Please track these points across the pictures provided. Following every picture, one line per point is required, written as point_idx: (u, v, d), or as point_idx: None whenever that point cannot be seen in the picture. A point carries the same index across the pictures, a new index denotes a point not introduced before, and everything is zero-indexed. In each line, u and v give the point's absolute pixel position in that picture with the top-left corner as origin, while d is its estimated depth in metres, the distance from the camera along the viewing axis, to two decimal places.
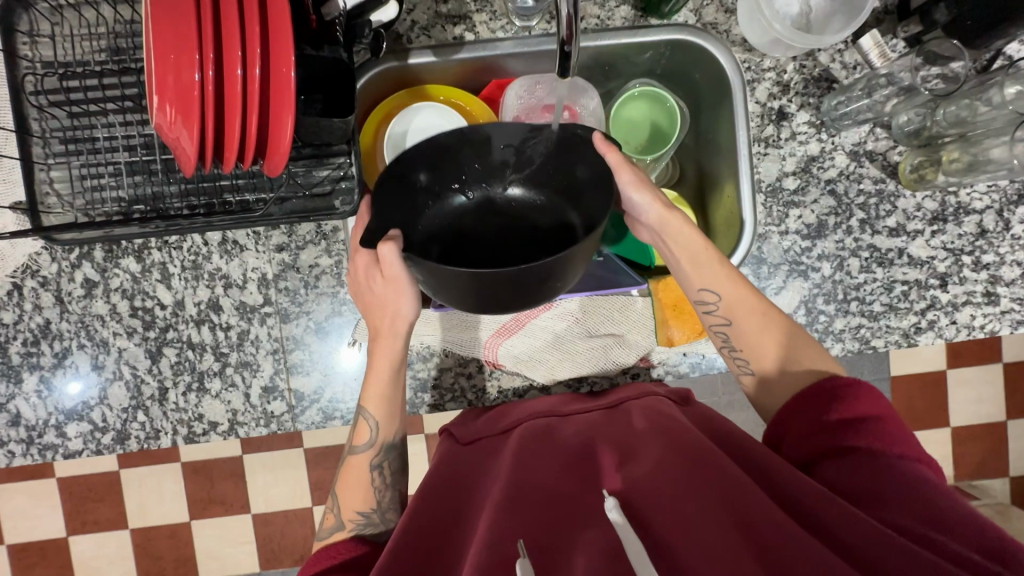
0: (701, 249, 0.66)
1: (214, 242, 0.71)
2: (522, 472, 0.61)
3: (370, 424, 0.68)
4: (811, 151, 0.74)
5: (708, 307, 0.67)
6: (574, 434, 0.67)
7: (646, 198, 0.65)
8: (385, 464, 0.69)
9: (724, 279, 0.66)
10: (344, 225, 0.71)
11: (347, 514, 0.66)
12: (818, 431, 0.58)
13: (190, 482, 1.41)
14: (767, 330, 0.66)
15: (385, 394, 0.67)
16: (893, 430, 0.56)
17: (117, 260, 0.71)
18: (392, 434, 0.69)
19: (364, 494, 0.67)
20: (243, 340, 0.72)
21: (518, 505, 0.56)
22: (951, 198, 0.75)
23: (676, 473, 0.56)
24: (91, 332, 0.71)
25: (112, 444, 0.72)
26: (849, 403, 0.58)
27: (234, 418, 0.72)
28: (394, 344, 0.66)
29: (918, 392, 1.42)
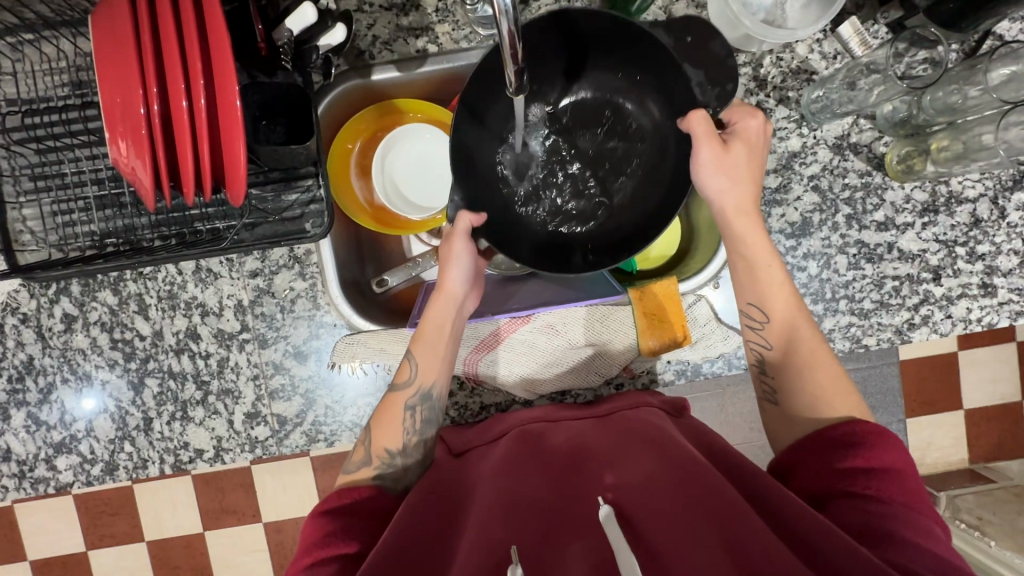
0: (751, 253, 0.65)
1: (188, 271, 0.71)
2: (511, 481, 0.59)
3: (412, 364, 0.67)
4: (792, 147, 0.72)
5: (754, 321, 0.65)
6: (566, 440, 0.66)
7: (721, 185, 0.64)
8: (419, 408, 0.67)
9: (772, 296, 0.64)
10: (316, 248, 0.70)
11: (375, 450, 0.65)
12: (835, 472, 0.55)
13: (199, 495, 1.43)
14: (810, 348, 0.63)
15: (431, 341, 0.67)
16: (913, 484, 0.53)
17: (95, 293, 0.71)
18: (434, 380, 0.67)
19: (393, 432, 0.65)
20: (224, 367, 0.72)
21: (506, 518, 0.54)
22: (941, 188, 0.72)
23: (669, 487, 0.54)
24: (74, 366, 0.71)
25: (101, 475, 0.72)
26: (875, 452, 0.54)
27: (220, 444, 0.73)
28: (453, 294, 0.67)
29: (929, 376, 1.38)
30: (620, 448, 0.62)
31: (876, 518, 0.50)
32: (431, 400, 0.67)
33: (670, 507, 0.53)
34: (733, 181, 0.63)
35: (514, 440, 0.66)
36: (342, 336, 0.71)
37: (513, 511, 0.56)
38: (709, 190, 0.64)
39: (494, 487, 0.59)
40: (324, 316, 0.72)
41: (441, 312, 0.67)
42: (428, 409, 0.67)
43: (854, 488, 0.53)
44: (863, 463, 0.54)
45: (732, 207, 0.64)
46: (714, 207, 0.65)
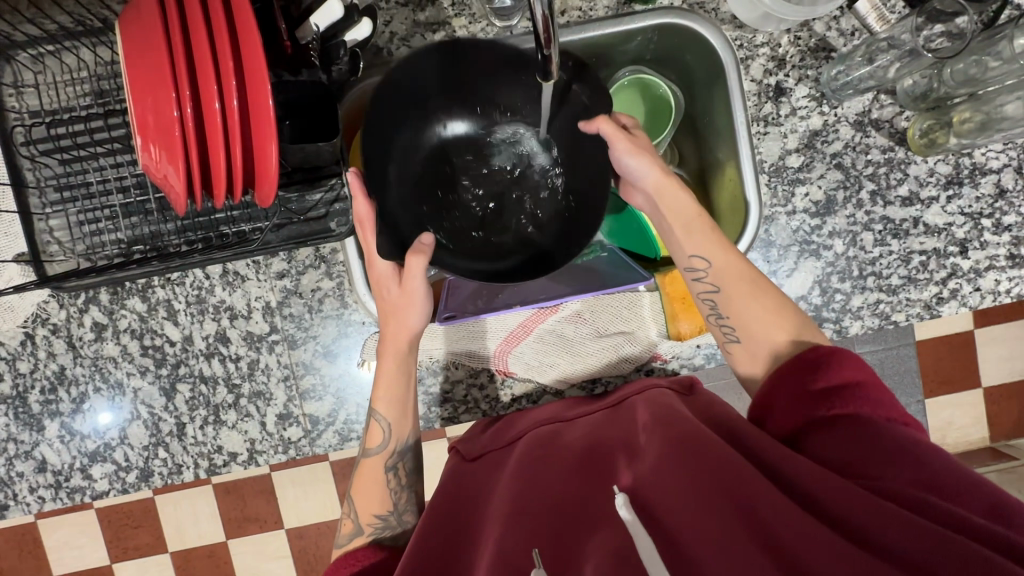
0: (693, 215, 0.65)
1: (215, 274, 0.71)
2: (523, 486, 0.59)
3: (381, 425, 0.68)
4: (814, 125, 0.72)
5: (698, 274, 0.65)
6: (575, 435, 0.65)
7: (644, 163, 0.65)
8: (400, 464, 0.70)
9: (713, 249, 0.64)
10: (342, 246, 0.71)
11: (365, 519, 0.67)
12: (801, 402, 0.55)
13: (222, 503, 1.43)
14: (758, 297, 0.63)
15: (396, 394, 0.68)
16: (876, 395, 0.53)
17: (123, 301, 0.71)
18: (406, 432, 0.69)
19: (379, 497, 0.68)
20: (254, 369, 0.72)
21: (519, 521, 0.54)
22: (965, 160, 0.72)
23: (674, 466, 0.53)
24: (105, 374, 0.72)
25: (137, 482, 0.73)
26: (834, 371, 0.54)
27: (253, 447, 0.73)
28: (411, 341, 0.67)
29: (948, 355, 1.37)
30: (630, 442, 0.61)
31: (859, 443, 0.50)
32: (408, 450, 0.70)
33: (677, 484, 0.51)
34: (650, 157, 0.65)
35: (522, 442, 0.66)
36: (372, 334, 0.72)
37: (527, 512, 0.55)
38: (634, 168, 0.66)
39: (509, 495, 0.58)
40: (352, 315, 0.72)
41: (402, 364, 0.67)
42: (408, 460, 0.71)
43: (823, 419, 0.53)
44: (818, 393, 0.54)
45: (658, 177, 0.65)
46: (647, 184, 0.67)
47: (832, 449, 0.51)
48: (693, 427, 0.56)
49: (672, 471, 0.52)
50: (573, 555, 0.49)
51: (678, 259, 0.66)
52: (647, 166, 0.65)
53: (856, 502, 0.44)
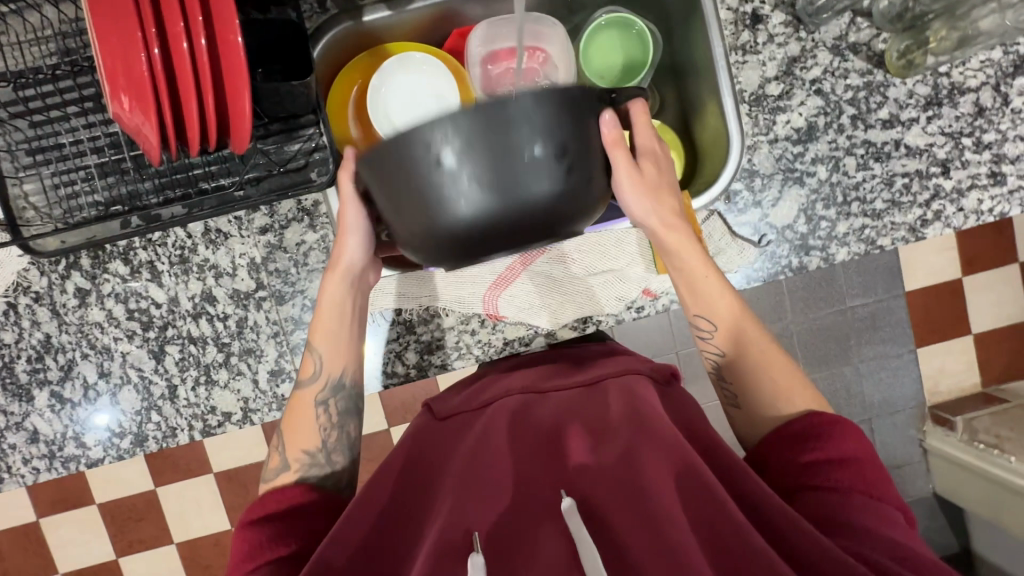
0: (698, 268, 0.64)
1: (197, 233, 0.70)
2: (486, 459, 0.58)
3: (314, 358, 0.65)
4: (792, 52, 0.71)
5: (704, 333, 0.66)
6: (547, 410, 0.64)
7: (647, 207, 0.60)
8: (332, 401, 0.65)
9: (724, 311, 0.65)
10: (324, 197, 0.70)
11: (291, 453, 0.63)
12: (797, 465, 0.56)
13: (226, 490, 1.43)
14: (765, 359, 0.64)
15: (335, 328, 0.65)
16: (874, 474, 0.55)
17: (105, 265, 0.70)
18: (340, 369, 0.66)
19: (308, 433, 0.64)
20: (243, 327, 0.71)
21: (474, 498, 0.54)
22: (943, 80, 0.72)
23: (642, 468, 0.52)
24: (92, 341, 0.71)
25: (131, 447, 0.72)
26: (831, 442, 0.56)
27: (247, 406, 0.72)
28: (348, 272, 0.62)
29: (937, 303, 1.38)
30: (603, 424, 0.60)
31: (839, 510, 0.52)
32: (345, 390, 0.66)
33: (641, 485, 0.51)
34: (658, 202, 0.61)
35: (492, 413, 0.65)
36: None
37: (484, 488, 0.55)
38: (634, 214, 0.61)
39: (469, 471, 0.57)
40: None
41: (336, 291, 0.63)
42: (344, 400, 0.66)
43: (833, 483, 0.54)
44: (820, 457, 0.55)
45: (660, 223, 0.62)
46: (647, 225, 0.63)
47: (813, 508, 0.53)
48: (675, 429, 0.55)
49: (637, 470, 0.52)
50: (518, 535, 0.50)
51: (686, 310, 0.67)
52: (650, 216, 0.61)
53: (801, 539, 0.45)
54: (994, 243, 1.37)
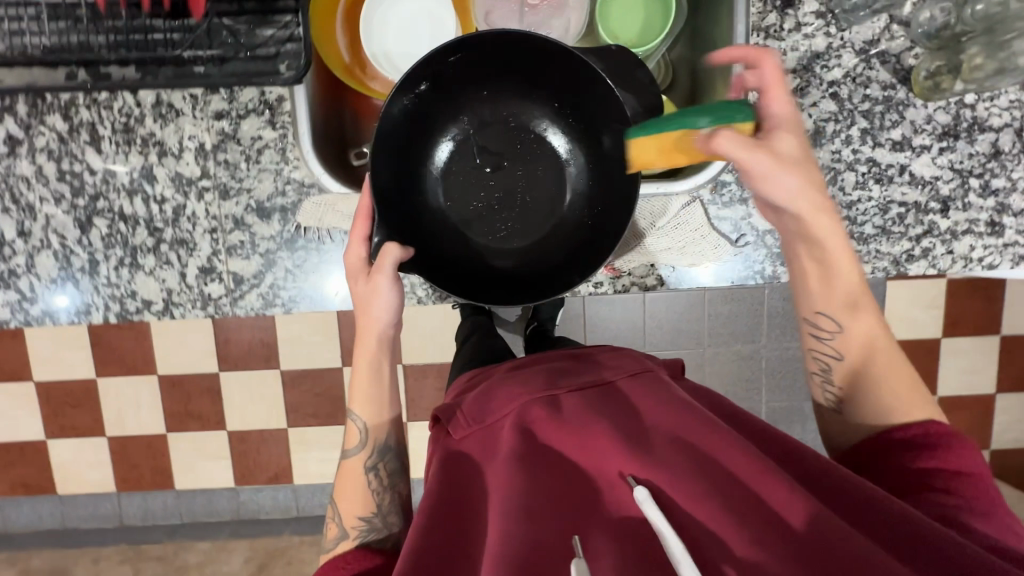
0: (837, 256, 0.56)
1: (147, 103, 0.65)
2: (524, 477, 0.49)
3: (358, 423, 0.65)
4: (817, 46, 0.66)
5: (822, 334, 0.58)
6: (572, 414, 0.56)
7: (793, 185, 0.52)
8: (381, 465, 0.65)
9: (846, 309, 0.57)
10: (290, 94, 0.65)
11: (349, 522, 0.61)
12: (898, 474, 0.51)
13: (166, 395, 1.38)
14: (878, 355, 0.57)
15: (373, 387, 0.66)
16: (988, 486, 0.48)
17: (43, 117, 0.65)
18: (384, 431, 0.66)
19: (360, 498, 0.62)
20: (179, 215, 0.67)
21: (527, 521, 0.45)
22: (966, 111, 0.68)
23: (695, 473, 0.45)
24: (16, 196, 0.66)
25: (40, 316, 0.68)
26: (940, 453, 0.51)
27: (170, 298, 0.68)
28: (384, 329, 0.65)
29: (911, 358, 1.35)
30: (635, 424, 0.53)
31: (954, 517, 0.45)
32: (391, 451, 0.65)
33: (713, 499, 0.43)
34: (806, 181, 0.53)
35: (511, 427, 0.55)
36: (309, 196, 0.67)
37: (533, 508, 0.46)
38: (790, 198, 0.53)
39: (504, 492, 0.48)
40: (292, 173, 0.67)
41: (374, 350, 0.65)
42: (390, 462, 0.65)
43: (939, 490, 0.48)
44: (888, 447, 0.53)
45: (807, 208, 0.54)
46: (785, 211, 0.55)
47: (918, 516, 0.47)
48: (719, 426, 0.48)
49: (699, 478, 0.45)
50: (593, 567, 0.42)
51: (803, 309, 0.59)
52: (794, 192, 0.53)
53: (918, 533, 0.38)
54: (980, 310, 1.34)
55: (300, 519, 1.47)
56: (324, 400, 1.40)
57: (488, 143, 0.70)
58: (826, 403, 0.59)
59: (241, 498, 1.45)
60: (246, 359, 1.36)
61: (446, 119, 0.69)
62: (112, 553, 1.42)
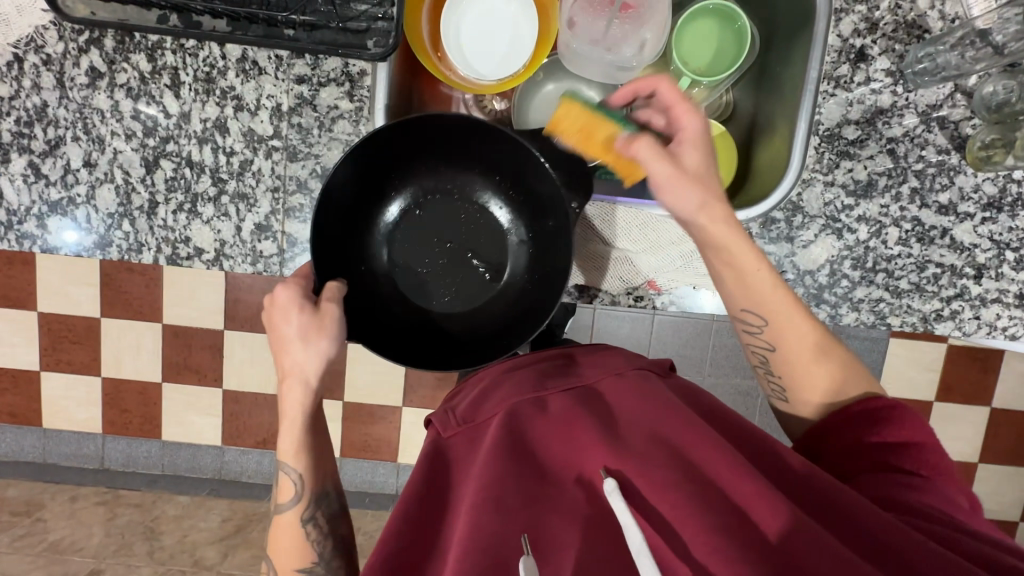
0: (748, 269, 0.62)
1: (232, 57, 0.66)
2: (501, 468, 0.52)
3: (291, 478, 0.63)
4: (882, 103, 0.69)
5: (751, 328, 0.65)
6: (559, 412, 0.59)
7: (692, 198, 0.61)
8: (318, 515, 0.64)
9: (773, 307, 0.63)
10: (372, 70, 0.66)
11: (283, 574, 0.62)
12: (863, 451, 0.58)
13: (167, 345, 1.37)
14: (801, 357, 0.64)
15: (302, 444, 0.63)
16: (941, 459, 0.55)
17: (128, 54, 0.66)
18: (317, 484, 0.64)
19: (296, 552, 0.62)
20: (245, 169, 0.68)
21: (497, 511, 0.48)
22: (1013, 186, 0.70)
23: (674, 475, 0.49)
24: (88, 126, 0.67)
25: (91, 247, 0.69)
26: (895, 428, 0.58)
27: (222, 249, 0.69)
28: (301, 379, 0.61)
29: None
30: (616, 429, 0.56)
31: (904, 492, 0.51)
32: (325, 502, 0.65)
33: (678, 499, 0.47)
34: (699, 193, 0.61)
35: (499, 418, 0.58)
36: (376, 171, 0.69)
37: (502, 497, 0.49)
38: (684, 209, 0.62)
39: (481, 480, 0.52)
40: None
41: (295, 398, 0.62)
42: (325, 509, 0.65)
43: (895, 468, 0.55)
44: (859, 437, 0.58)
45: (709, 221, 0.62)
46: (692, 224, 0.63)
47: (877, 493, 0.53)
48: (698, 429, 0.52)
49: (669, 480, 0.49)
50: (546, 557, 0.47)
51: (730, 307, 0.65)
52: (691, 200, 0.61)
53: (881, 535, 0.43)
54: (975, 381, 1.36)
55: None
56: None
57: (429, 224, 0.74)
58: (774, 391, 0.67)
59: (225, 459, 1.45)
60: (253, 321, 1.35)
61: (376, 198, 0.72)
62: (91, 494, 1.41)
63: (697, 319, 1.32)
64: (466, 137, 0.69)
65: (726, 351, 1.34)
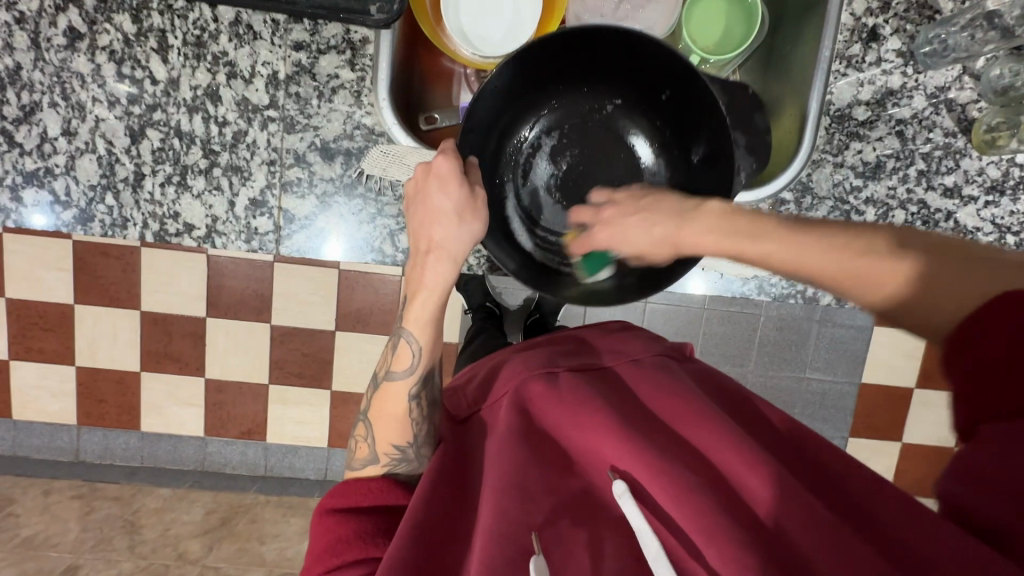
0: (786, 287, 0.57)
1: (225, 20, 0.62)
2: (522, 458, 0.53)
3: (412, 348, 0.63)
4: (892, 84, 0.69)
5: None
6: (570, 391, 0.61)
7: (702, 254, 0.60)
8: (423, 396, 0.63)
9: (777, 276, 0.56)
10: (376, 37, 0.63)
11: (381, 447, 0.62)
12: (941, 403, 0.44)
13: (147, 332, 1.31)
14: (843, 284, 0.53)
15: (431, 317, 0.63)
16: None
17: (110, 14, 0.61)
18: (433, 362, 0.64)
19: (398, 428, 0.62)
20: (239, 141, 0.64)
21: (520, 499, 0.50)
22: (1015, 170, 0.70)
23: (693, 472, 0.51)
24: (66, 92, 0.62)
25: (72, 222, 0.65)
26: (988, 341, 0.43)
27: (213, 225, 0.66)
28: (446, 251, 0.61)
29: (883, 404, 1.40)
30: (632, 419, 0.57)
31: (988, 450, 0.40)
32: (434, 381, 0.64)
33: (699, 499, 0.47)
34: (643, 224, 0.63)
35: (513, 401, 0.60)
36: (378, 144, 0.66)
37: (525, 486, 0.51)
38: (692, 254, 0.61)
39: (496, 461, 0.53)
40: (363, 118, 0.65)
41: (436, 270, 0.62)
42: (432, 392, 0.64)
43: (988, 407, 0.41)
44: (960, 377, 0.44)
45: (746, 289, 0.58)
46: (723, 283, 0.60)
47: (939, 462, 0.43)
48: (716, 427, 0.54)
49: (686, 477, 0.49)
50: (560, 546, 0.48)
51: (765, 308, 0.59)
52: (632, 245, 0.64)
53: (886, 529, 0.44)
54: None
55: (268, 479, 1.43)
56: (311, 361, 1.34)
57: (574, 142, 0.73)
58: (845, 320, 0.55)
59: (208, 450, 1.41)
60: (237, 308, 1.30)
61: (532, 99, 0.71)
62: (66, 488, 1.35)
63: (688, 308, 1.32)
64: (639, 57, 0.66)
65: (717, 339, 1.35)
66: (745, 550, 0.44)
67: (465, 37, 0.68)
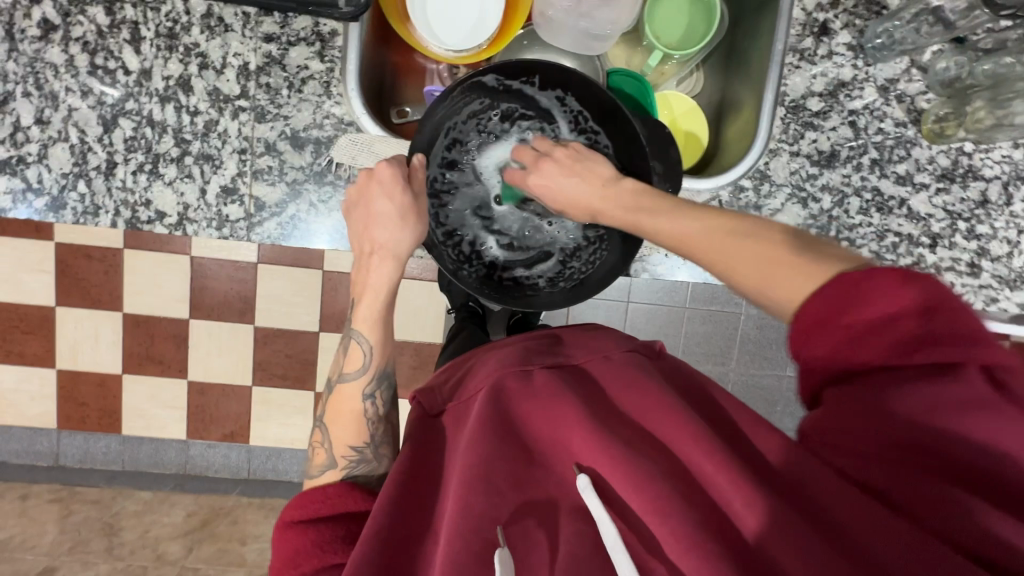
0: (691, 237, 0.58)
1: (197, 13, 0.64)
2: (492, 449, 0.54)
3: (362, 348, 0.66)
4: (843, 76, 0.72)
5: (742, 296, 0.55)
6: (541, 384, 0.60)
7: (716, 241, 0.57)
8: (378, 394, 0.66)
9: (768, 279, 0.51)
10: (344, 30, 0.65)
11: (340, 451, 0.62)
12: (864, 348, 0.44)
13: (129, 334, 1.31)
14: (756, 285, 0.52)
15: (378, 314, 0.65)
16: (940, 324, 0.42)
17: (84, 7, 0.63)
18: (386, 361, 0.66)
19: (355, 429, 0.64)
20: (210, 130, 0.66)
21: (487, 494, 0.51)
22: (964, 159, 0.73)
23: (655, 463, 0.51)
24: (40, 82, 0.63)
25: (44, 210, 0.66)
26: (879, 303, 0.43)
27: (185, 213, 0.67)
28: (387, 250, 0.64)
29: None
30: (598, 411, 0.57)
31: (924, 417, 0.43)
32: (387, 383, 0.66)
33: (660, 483, 0.49)
34: (586, 182, 0.67)
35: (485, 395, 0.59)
36: (346, 133, 0.67)
37: (492, 478, 0.52)
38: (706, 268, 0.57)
39: (465, 455, 0.53)
40: (332, 108, 0.67)
41: (379, 269, 0.65)
42: (386, 391, 0.67)
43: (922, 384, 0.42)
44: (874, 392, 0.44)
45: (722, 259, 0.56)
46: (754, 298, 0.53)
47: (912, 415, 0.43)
48: (675, 414, 0.53)
49: (646, 467, 0.50)
50: (526, 539, 0.50)
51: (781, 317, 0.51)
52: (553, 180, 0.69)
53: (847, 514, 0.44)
54: None
55: (250, 481, 1.41)
56: (295, 362, 1.34)
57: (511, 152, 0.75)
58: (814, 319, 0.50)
59: (191, 452, 1.39)
60: (220, 309, 1.31)
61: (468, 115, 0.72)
62: (44, 491, 1.33)
63: (669, 306, 1.34)
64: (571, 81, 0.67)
65: (697, 338, 1.37)
66: (703, 535, 0.45)
67: (432, 30, 0.71)
